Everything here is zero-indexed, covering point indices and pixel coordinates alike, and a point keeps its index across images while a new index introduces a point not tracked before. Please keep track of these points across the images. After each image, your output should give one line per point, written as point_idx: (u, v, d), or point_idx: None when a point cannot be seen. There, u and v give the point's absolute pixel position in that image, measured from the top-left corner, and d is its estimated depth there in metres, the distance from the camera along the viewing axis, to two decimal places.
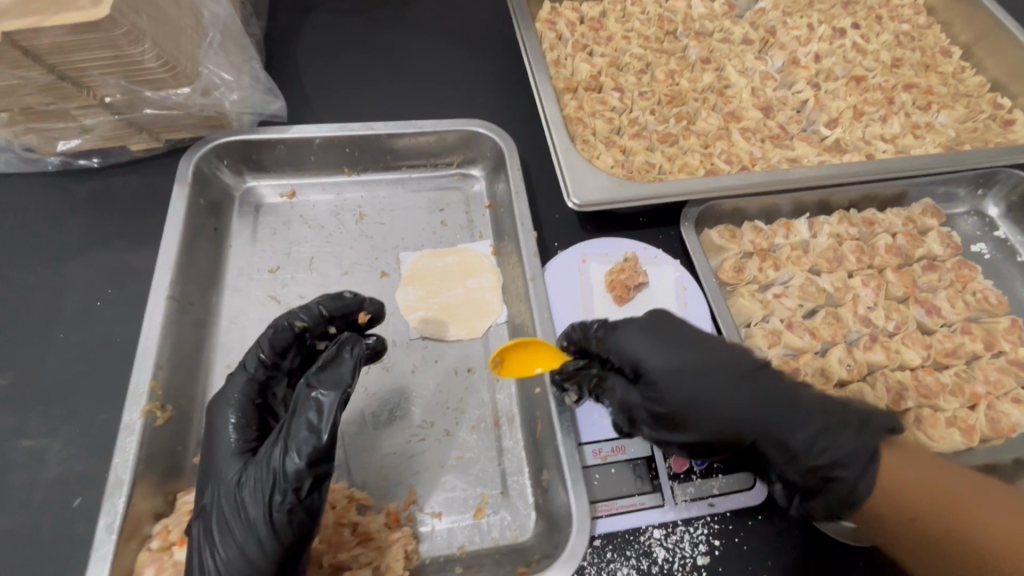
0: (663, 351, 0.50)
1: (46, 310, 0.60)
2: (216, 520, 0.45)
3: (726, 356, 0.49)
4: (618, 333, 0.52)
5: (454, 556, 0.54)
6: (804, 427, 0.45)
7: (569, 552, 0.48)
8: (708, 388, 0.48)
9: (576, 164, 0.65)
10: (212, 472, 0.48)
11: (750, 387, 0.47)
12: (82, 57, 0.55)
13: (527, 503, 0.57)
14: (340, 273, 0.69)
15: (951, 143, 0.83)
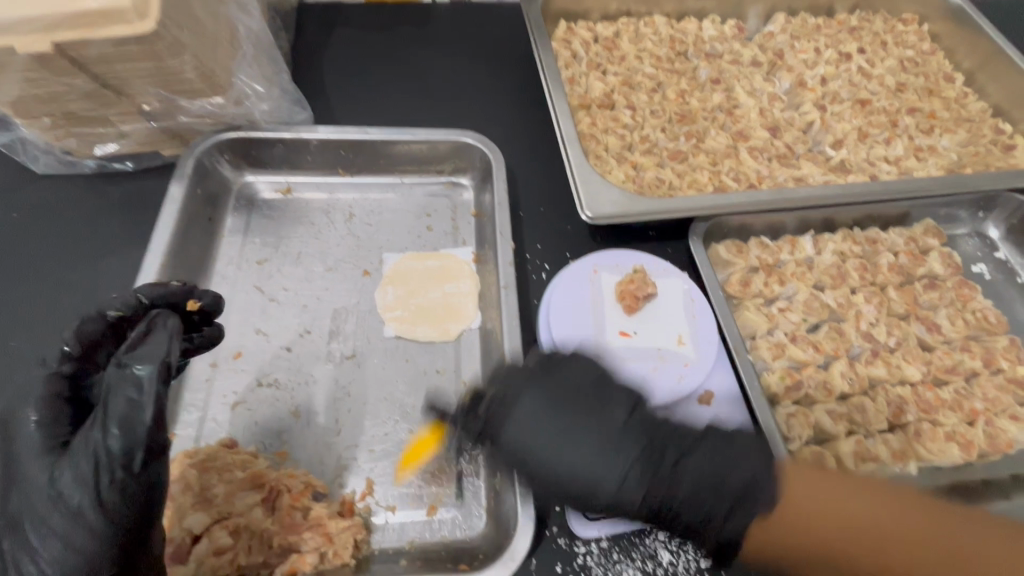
0: (572, 458, 0.48)
1: (81, 305, 0.63)
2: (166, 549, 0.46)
3: (616, 423, 0.49)
4: (523, 432, 0.48)
5: (402, 549, 0.54)
6: (703, 482, 0.47)
7: (512, 552, 0.50)
8: (590, 452, 0.47)
9: (589, 179, 0.68)
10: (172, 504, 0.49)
11: (653, 465, 0.48)
12: (124, 68, 0.58)
13: (481, 505, 0.57)
14: (324, 270, 0.71)
15: (953, 166, 0.85)
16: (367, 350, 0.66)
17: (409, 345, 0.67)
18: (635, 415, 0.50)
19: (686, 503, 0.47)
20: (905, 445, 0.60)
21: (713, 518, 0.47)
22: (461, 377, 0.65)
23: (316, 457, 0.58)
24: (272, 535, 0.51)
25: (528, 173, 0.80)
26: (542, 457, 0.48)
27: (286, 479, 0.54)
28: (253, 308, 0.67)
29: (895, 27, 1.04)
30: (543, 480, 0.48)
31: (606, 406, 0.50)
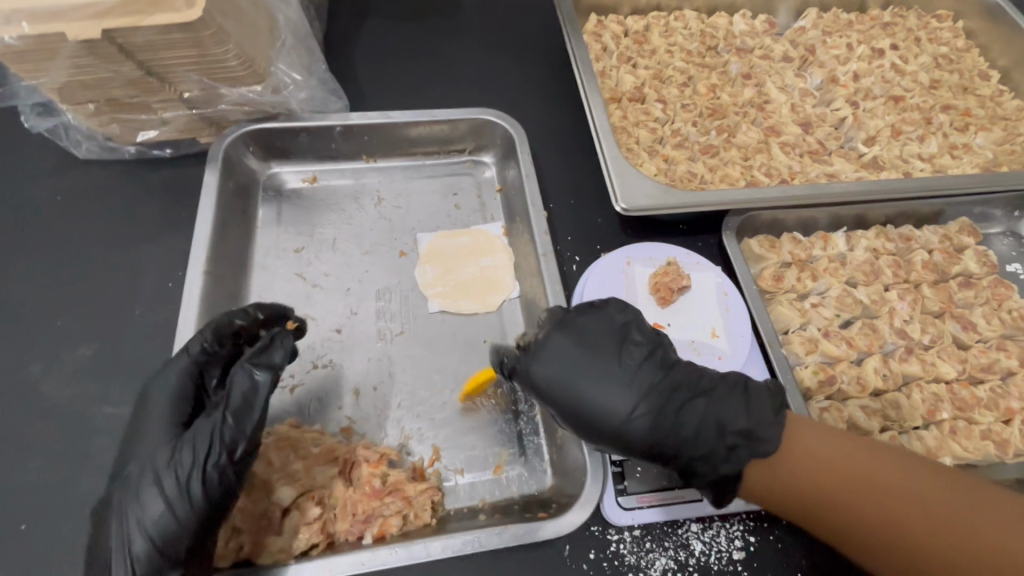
0: (588, 385, 0.49)
1: (123, 288, 0.65)
2: (141, 492, 0.46)
3: (636, 362, 0.50)
4: (546, 356, 0.50)
5: (476, 507, 0.56)
6: (708, 424, 0.47)
7: (586, 498, 0.53)
8: (605, 386, 0.49)
9: (624, 171, 0.68)
10: (142, 448, 0.49)
11: (662, 400, 0.48)
12: (169, 55, 0.59)
13: (544, 460, 0.60)
14: (361, 253, 0.72)
15: (989, 165, 0.84)
16: (410, 327, 0.67)
17: (455, 322, 0.68)
18: (654, 361, 0.50)
19: (692, 440, 0.47)
20: (940, 442, 0.60)
21: (715, 454, 0.47)
22: (507, 343, 0.67)
23: (379, 424, 0.60)
24: (354, 503, 0.52)
25: (559, 165, 0.80)
26: (559, 379, 0.49)
27: (361, 452, 0.55)
28: (296, 295, 0.68)
29: (929, 23, 1.02)
30: (558, 401, 0.49)
31: (627, 348, 0.51)
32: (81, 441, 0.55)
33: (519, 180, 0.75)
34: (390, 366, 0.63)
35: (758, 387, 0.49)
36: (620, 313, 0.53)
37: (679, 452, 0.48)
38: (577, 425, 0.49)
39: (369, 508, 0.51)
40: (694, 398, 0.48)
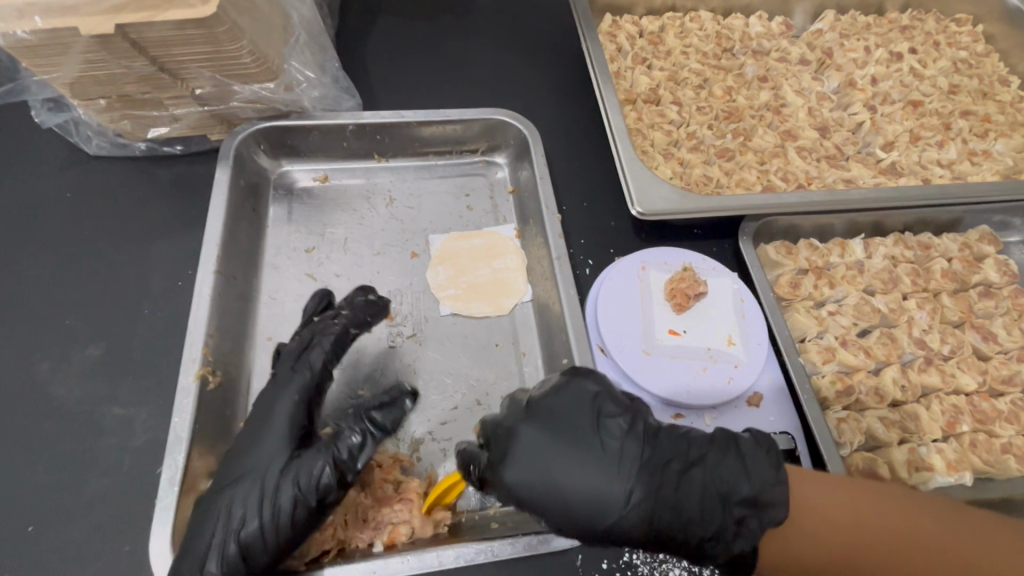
0: (570, 483, 0.43)
1: (133, 286, 0.64)
2: (267, 486, 0.48)
3: (614, 445, 0.45)
4: (512, 454, 0.45)
5: (488, 514, 0.55)
6: (706, 500, 0.42)
7: None
8: (590, 480, 0.43)
9: (640, 174, 0.67)
10: (259, 441, 0.50)
11: (652, 481, 0.43)
12: (183, 51, 0.58)
13: None
14: (373, 254, 0.71)
15: (1010, 172, 0.83)
16: (422, 330, 0.66)
17: (466, 325, 0.67)
18: (637, 441, 0.45)
19: (692, 521, 0.42)
20: (960, 455, 0.59)
21: (722, 531, 0.42)
22: (520, 349, 0.66)
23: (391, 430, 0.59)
24: (367, 509, 0.52)
25: (572, 167, 0.79)
26: (534, 482, 0.44)
27: (377, 454, 0.56)
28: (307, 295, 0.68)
29: (948, 27, 1.01)
30: (544, 506, 0.44)
31: (602, 430, 0.45)
32: (90, 442, 0.55)
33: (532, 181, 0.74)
34: (404, 370, 0.63)
35: (746, 442, 0.44)
36: (589, 385, 0.48)
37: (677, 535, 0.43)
38: (562, 527, 0.44)
39: (380, 514, 0.51)
40: (687, 470, 0.44)
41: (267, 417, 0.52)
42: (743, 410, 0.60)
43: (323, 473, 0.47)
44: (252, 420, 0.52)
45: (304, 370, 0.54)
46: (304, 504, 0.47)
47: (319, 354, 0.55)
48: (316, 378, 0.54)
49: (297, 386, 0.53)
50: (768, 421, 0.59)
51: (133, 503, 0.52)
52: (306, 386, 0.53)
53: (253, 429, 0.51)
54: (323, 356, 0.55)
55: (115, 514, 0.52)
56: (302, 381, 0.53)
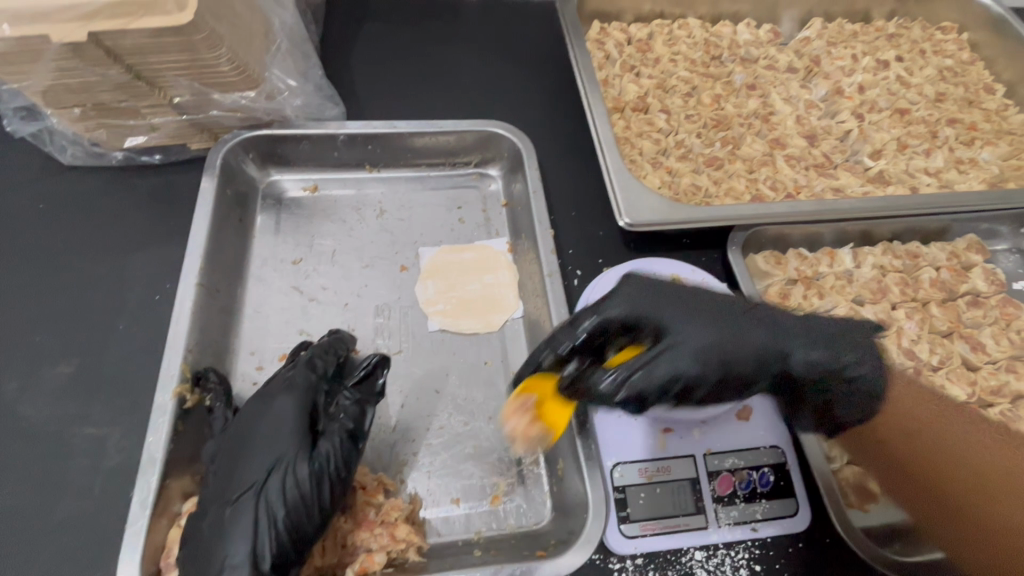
0: (701, 311, 0.49)
1: (109, 300, 0.62)
2: (291, 475, 0.47)
3: (721, 308, 0.49)
4: (618, 296, 0.50)
5: (471, 541, 0.54)
6: (797, 341, 0.49)
7: (586, 537, 0.50)
8: (716, 311, 0.49)
9: (629, 185, 0.66)
10: (272, 440, 0.49)
11: (770, 319, 0.50)
12: (160, 59, 0.57)
13: (543, 491, 0.58)
14: (362, 266, 0.69)
15: (995, 180, 0.83)
16: (409, 347, 0.64)
17: (455, 340, 0.66)
18: (735, 309, 0.50)
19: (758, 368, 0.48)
20: None
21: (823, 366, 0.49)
22: (509, 368, 0.65)
23: (376, 452, 0.57)
24: (346, 533, 0.51)
25: (560, 176, 0.78)
26: (638, 314, 0.49)
27: (360, 477, 0.54)
28: (293, 308, 0.66)
29: (933, 35, 1.01)
30: (704, 343, 0.47)
31: (703, 298, 0.50)
32: (59, 464, 0.53)
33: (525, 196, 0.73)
34: (391, 388, 0.61)
35: (836, 332, 0.51)
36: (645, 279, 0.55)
37: (786, 372, 0.49)
38: (711, 369, 0.47)
39: (358, 538, 0.50)
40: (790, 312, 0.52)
41: (276, 422, 0.50)
42: (734, 423, 0.59)
43: (342, 444, 0.50)
44: (255, 427, 0.50)
45: (303, 372, 0.53)
46: (337, 479, 0.48)
47: (319, 360, 0.55)
48: (318, 378, 0.54)
49: (303, 388, 0.52)
50: (758, 435, 0.59)
51: (104, 528, 0.50)
52: (309, 387, 0.53)
53: (266, 432, 0.49)
54: (323, 363, 0.55)
55: (85, 540, 0.50)
56: (305, 383, 0.53)
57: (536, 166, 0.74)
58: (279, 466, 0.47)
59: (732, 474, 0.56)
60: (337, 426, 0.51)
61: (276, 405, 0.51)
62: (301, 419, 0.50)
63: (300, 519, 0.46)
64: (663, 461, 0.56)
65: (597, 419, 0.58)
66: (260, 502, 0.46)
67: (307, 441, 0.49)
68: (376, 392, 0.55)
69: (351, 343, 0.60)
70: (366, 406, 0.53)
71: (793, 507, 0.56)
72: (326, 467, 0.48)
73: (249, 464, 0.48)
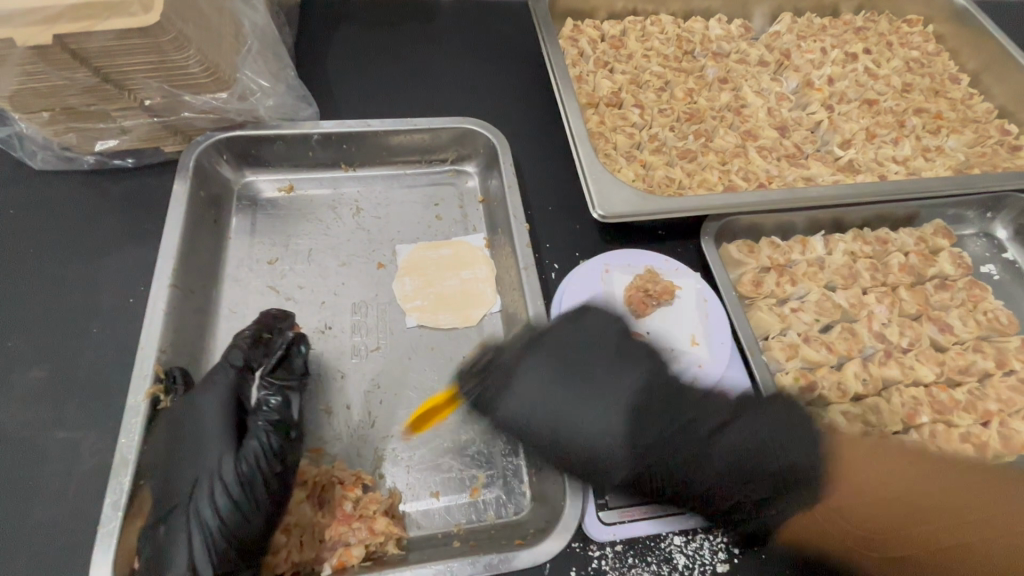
0: (589, 414, 0.53)
1: (81, 305, 0.62)
2: (218, 481, 0.47)
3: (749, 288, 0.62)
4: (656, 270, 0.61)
5: (451, 533, 0.54)
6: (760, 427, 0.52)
7: (563, 524, 0.51)
8: (589, 419, 0.53)
9: (602, 178, 0.67)
10: (196, 449, 0.48)
11: (635, 421, 0.52)
12: (127, 62, 0.56)
13: (522, 482, 0.58)
14: (338, 264, 0.69)
15: (961, 167, 0.86)
16: (387, 342, 0.65)
17: (433, 336, 0.66)
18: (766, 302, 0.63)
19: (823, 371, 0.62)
20: (921, 446, 0.60)
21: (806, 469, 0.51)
22: None
23: (355, 450, 0.57)
24: (324, 530, 0.51)
25: (537, 172, 0.79)
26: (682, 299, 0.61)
27: (337, 473, 0.54)
28: (269, 308, 0.65)
29: (900, 28, 1.04)
30: (588, 441, 0.52)
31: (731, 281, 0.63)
32: (32, 470, 0.52)
33: (501, 190, 0.74)
34: (367, 384, 0.61)
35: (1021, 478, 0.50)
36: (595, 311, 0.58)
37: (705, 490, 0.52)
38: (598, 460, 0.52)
39: (335, 533, 0.50)
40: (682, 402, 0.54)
41: (199, 425, 0.50)
42: None
43: (269, 438, 0.49)
44: (180, 435, 0.49)
45: (223, 375, 0.53)
46: (271, 474, 0.48)
47: (237, 351, 0.55)
48: (239, 371, 0.54)
49: (224, 386, 0.52)
50: None
51: (78, 532, 0.50)
52: (231, 384, 0.53)
53: (188, 440, 0.49)
54: (242, 354, 0.55)
55: (56, 546, 0.49)
56: (226, 380, 0.53)
57: (511, 162, 0.75)
58: (206, 473, 0.47)
59: None
60: (260, 422, 0.50)
61: (198, 410, 0.50)
62: (223, 418, 0.50)
63: (238, 523, 0.46)
64: None
65: None
66: (191, 514, 0.45)
67: (233, 441, 0.49)
68: (296, 374, 0.56)
69: (284, 320, 0.60)
70: (288, 393, 0.54)
71: None
72: (255, 464, 0.48)
73: (180, 474, 0.47)
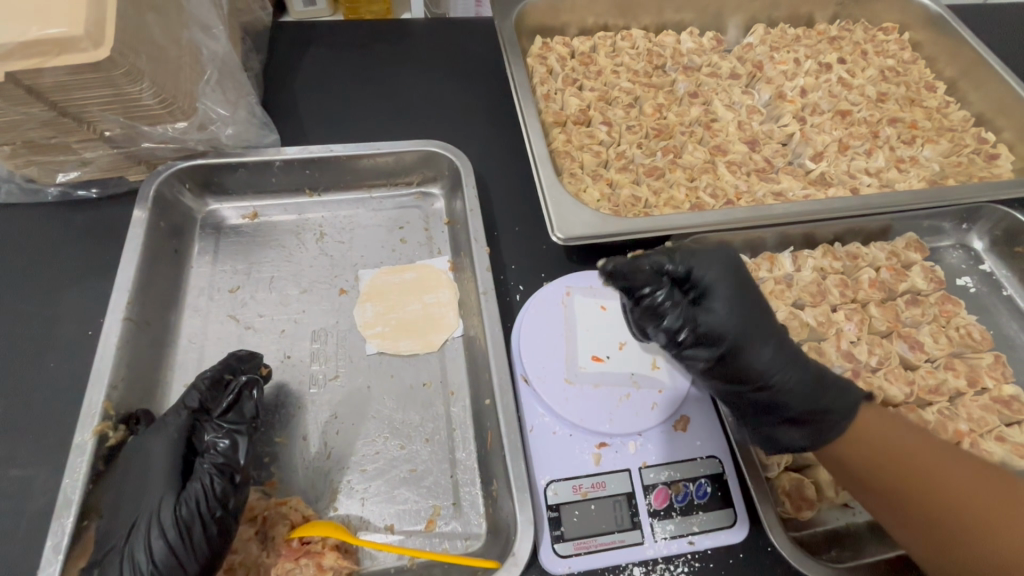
0: None
1: (41, 338, 0.62)
2: (153, 529, 0.46)
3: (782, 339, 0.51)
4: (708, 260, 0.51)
5: (403, 567, 0.53)
6: None
7: (514, 559, 0.50)
8: None
9: (561, 200, 0.66)
10: (139, 492, 0.48)
11: None
12: (81, 96, 0.56)
13: (479, 513, 0.57)
14: (299, 292, 0.69)
15: (935, 178, 0.85)
16: (345, 370, 0.64)
17: (393, 363, 0.65)
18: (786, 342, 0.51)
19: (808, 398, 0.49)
20: None
21: None
22: (448, 388, 0.64)
23: (310, 484, 0.57)
24: (271, 568, 0.51)
25: (504, 193, 0.79)
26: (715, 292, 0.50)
27: (285, 509, 0.53)
28: (228, 338, 0.65)
29: (875, 36, 1.03)
30: None
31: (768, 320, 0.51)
32: None
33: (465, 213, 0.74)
34: (324, 414, 0.61)
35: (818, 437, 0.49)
36: None
37: None
38: None
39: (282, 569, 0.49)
40: None
41: (147, 467, 0.50)
42: (671, 434, 0.59)
43: (213, 481, 0.48)
44: (128, 476, 0.50)
45: (176, 413, 0.53)
46: (210, 519, 0.47)
47: (193, 393, 0.54)
48: (193, 414, 0.53)
49: (174, 428, 0.52)
50: (694, 446, 0.58)
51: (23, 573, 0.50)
52: (182, 426, 0.52)
53: (137, 481, 0.49)
54: (199, 397, 0.54)
55: None
56: (178, 422, 0.52)
57: (474, 184, 0.74)
58: (145, 517, 0.47)
59: (668, 487, 0.56)
60: (204, 465, 0.49)
61: (148, 452, 0.50)
62: (171, 462, 0.50)
63: (172, 569, 0.45)
64: (598, 477, 0.56)
65: (531, 438, 0.58)
66: (126, 558, 0.45)
67: (177, 483, 0.49)
68: (245, 418, 0.54)
69: (248, 361, 0.59)
70: (236, 436, 0.52)
71: (731, 517, 0.55)
72: (193, 509, 0.47)
73: (119, 518, 0.48)
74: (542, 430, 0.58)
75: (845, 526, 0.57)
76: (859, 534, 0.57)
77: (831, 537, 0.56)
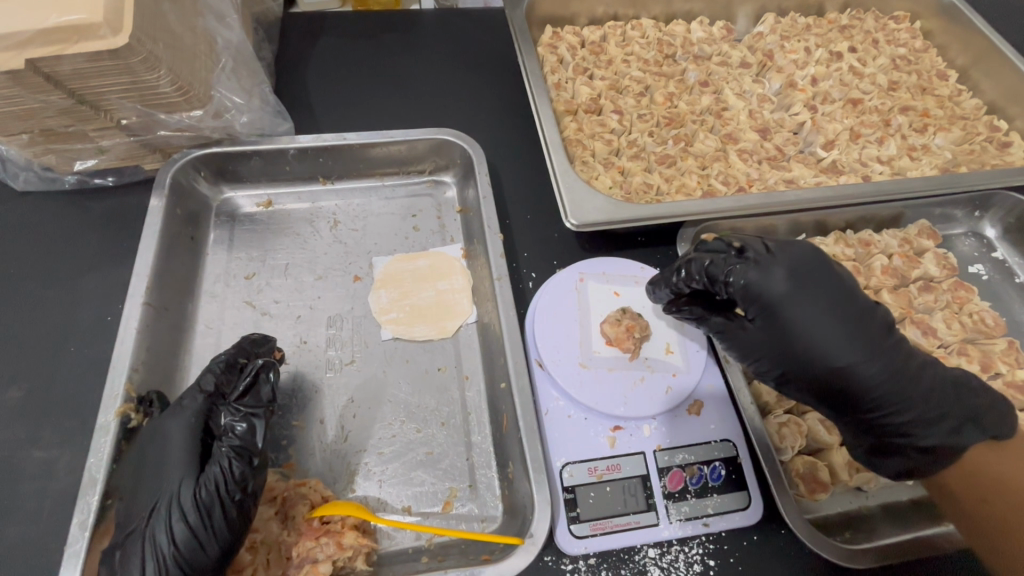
0: None
1: (62, 324, 0.62)
2: (172, 511, 0.47)
3: (863, 322, 0.50)
4: (767, 271, 0.50)
5: (420, 547, 0.54)
6: None
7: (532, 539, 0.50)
8: None
9: (574, 186, 0.66)
10: (160, 473, 0.49)
11: None
12: (100, 83, 0.56)
13: (494, 495, 0.58)
14: (315, 278, 0.70)
15: (947, 166, 0.85)
16: (361, 355, 0.65)
17: (408, 349, 0.66)
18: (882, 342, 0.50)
19: (896, 400, 0.50)
20: None
21: None
22: (463, 373, 0.65)
23: (328, 467, 0.57)
24: (291, 547, 0.51)
25: (516, 181, 0.79)
26: (780, 306, 0.50)
27: (304, 489, 0.54)
28: (245, 324, 0.66)
29: (886, 25, 1.02)
30: None
31: (856, 318, 0.50)
32: (8, 488, 0.53)
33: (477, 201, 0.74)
34: (342, 398, 0.61)
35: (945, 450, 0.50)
36: None
37: None
38: None
39: (303, 548, 0.50)
40: None
41: (166, 449, 0.50)
42: (684, 418, 0.59)
43: (231, 464, 0.49)
44: (147, 457, 0.50)
45: (193, 396, 0.54)
46: (230, 501, 0.48)
47: (208, 376, 0.55)
48: (208, 398, 0.54)
49: (191, 412, 0.52)
50: (708, 430, 0.59)
51: (49, 550, 0.50)
52: (199, 410, 0.53)
53: (156, 462, 0.50)
54: (214, 379, 0.55)
55: (31, 565, 0.50)
56: (194, 406, 0.53)
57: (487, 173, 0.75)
58: (164, 498, 0.48)
59: (682, 470, 0.57)
60: (222, 448, 0.50)
61: (166, 434, 0.51)
62: (189, 446, 0.50)
63: (193, 551, 0.46)
64: (612, 459, 0.57)
65: (546, 422, 0.58)
66: (147, 538, 0.46)
67: (196, 466, 0.49)
68: (262, 401, 0.54)
69: (263, 346, 0.60)
70: (253, 420, 0.52)
71: (745, 500, 0.56)
72: (213, 491, 0.47)
73: (140, 499, 0.48)
74: (557, 415, 0.59)
75: (858, 509, 0.58)
76: (872, 516, 0.57)
77: (844, 520, 0.57)
